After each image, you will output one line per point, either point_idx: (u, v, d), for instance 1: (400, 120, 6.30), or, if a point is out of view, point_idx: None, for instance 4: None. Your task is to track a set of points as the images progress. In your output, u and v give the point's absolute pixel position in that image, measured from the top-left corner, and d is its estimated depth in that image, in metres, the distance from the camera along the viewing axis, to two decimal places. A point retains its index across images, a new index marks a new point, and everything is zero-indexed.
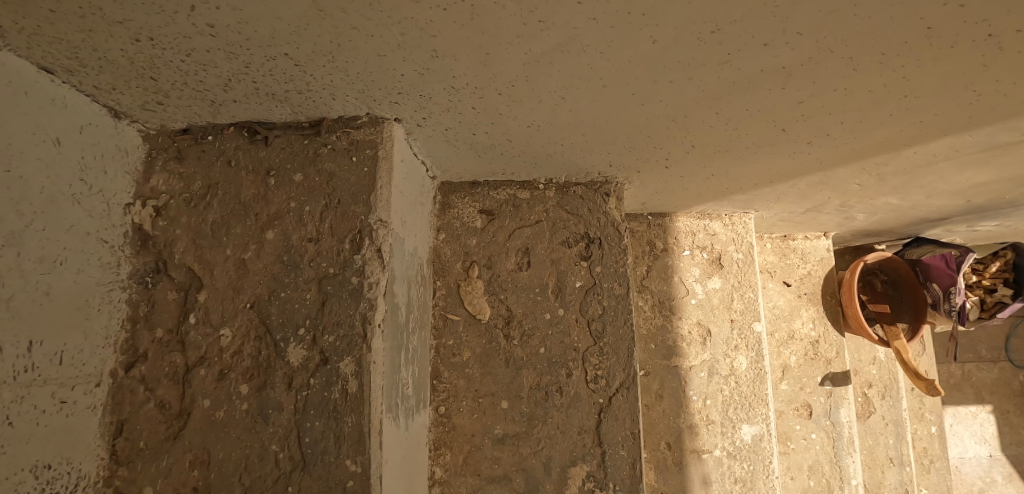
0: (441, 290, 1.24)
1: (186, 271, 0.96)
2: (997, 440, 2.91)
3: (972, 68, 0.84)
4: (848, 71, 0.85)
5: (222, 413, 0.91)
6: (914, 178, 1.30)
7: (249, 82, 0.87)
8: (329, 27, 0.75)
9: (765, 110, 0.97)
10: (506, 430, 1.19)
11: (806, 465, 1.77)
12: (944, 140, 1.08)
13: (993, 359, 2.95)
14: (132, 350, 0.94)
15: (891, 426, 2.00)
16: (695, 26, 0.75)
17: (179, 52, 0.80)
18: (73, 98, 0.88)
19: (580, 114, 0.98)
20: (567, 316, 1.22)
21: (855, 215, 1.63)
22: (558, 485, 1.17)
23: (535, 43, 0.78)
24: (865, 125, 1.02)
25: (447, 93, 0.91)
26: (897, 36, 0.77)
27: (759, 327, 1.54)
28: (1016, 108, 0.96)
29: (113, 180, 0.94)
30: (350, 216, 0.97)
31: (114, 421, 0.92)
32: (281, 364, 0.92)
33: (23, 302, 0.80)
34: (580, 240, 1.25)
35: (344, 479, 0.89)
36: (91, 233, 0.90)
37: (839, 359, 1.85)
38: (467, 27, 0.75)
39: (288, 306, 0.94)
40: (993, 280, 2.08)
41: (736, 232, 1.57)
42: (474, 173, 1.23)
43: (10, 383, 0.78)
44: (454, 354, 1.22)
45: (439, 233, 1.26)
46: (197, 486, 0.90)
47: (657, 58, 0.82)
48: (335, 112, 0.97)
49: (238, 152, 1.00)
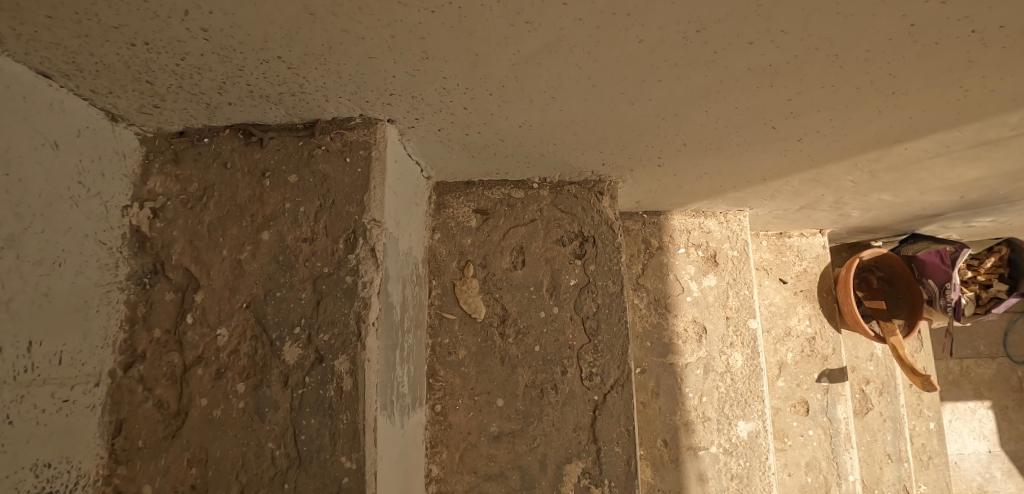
0: (436, 289, 1.25)
1: (183, 272, 0.97)
2: (995, 436, 2.90)
3: (957, 64, 0.85)
4: (834, 68, 0.86)
5: (219, 411, 0.93)
6: (906, 175, 1.30)
7: (243, 85, 0.89)
8: (319, 30, 0.76)
9: (754, 108, 0.98)
10: (501, 428, 1.20)
11: (804, 461, 1.77)
12: (934, 136, 1.09)
13: (991, 354, 2.95)
14: (130, 350, 0.96)
15: (888, 422, 2.00)
16: (680, 26, 0.76)
17: (174, 56, 0.81)
18: (71, 102, 0.89)
19: (570, 114, 0.99)
20: (562, 315, 1.23)
21: (850, 212, 1.64)
22: (553, 482, 1.18)
23: (523, 44, 0.79)
24: (854, 122, 1.03)
25: (438, 94, 0.92)
26: (881, 34, 0.78)
27: (754, 324, 1.55)
28: (1003, 104, 0.96)
29: (111, 182, 0.96)
30: (345, 216, 0.98)
31: (113, 420, 0.93)
32: (277, 363, 0.94)
33: (22, 303, 0.81)
34: (575, 239, 1.26)
35: (339, 476, 0.90)
36: (90, 235, 0.91)
37: (836, 356, 1.86)
38: (456, 29, 0.76)
39: (284, 305, 0.95)
40: (988, 276, 2.08)
41: (731, 229, 1.59)
42: (468, 172, 1.24)
43: (10, 383, 0.79)
44: (450, 353, 1.23)
45: (434, 232, 1.27)
46: (195, 483, 0.91)
47: (644, 58, 0.83)
48: (329, 113, 0.98)
49: (233, 155, 1.01)
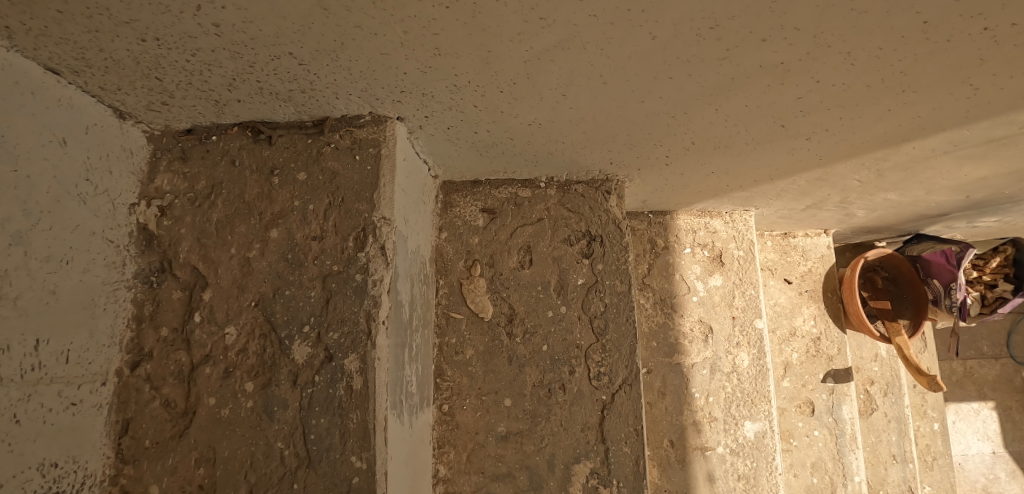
0: (443, 288, 1.25)
1: (191, 270, 0.97)
2: (1000, 437, 2.91)
3: (969, 61, 0.85)
4: (845, 65, 0.86)
5: (228, 410, 0.92)
6: (913, 174, 1.30)
7: (253, 81, 0.88)
8: (332, 25, 0.75)
9: (765, 106, 0.98)
10: (509, 428, 1.19)
11: (809, 462, 1.77)
12: (942, 135, 1.09)
13: (994, 355, 2.96)
14: (137, 349, 0.95)
15: (893, 423, 2.00)
16: (694, 22, 0.76)
17: (184, 52, 0.81)
18: (79, 99, 0.88)
19: (580, 111, 0.98)
20: (570, 314, 1.23)
21: (856, 212, 1.64)
22: (562, 483, 1.17)
23: (536, 41, 0.79)
24: (864, 120, 1.03)
25: (449, 91, 0.92)
26: (893, 31, 0.78)
27: (761, 324, 1.54)
28: (1013, 102, 0.96)
29: (118, 180, 0.95)
30: (354, 214, 0.97)
31: (120, 419, 0.92)
32: (286, 362, 0.93)
33: (30, 301, 0.80)
34: (582, 238, 1.26)
35: (348, 476, 0.89)
36: (97, 232, 0.91)
37: (841, 356, 1.86)
38: (469, 25, 0.76)
39: (292, 303, 0.95)
40: (993, 276, 2.10)
41: (737, 229, 1.58)
42: (476, 172, 1.24)
43: (16, 382, 0.78)
44: (457, 353, 1.23)
45: (441, 232, 1.27)
46: (203, 484, 0.90)
47: (656, 55, 0.83)
48: (338, 111, 0.98)
49: (241, 152, 1.01)
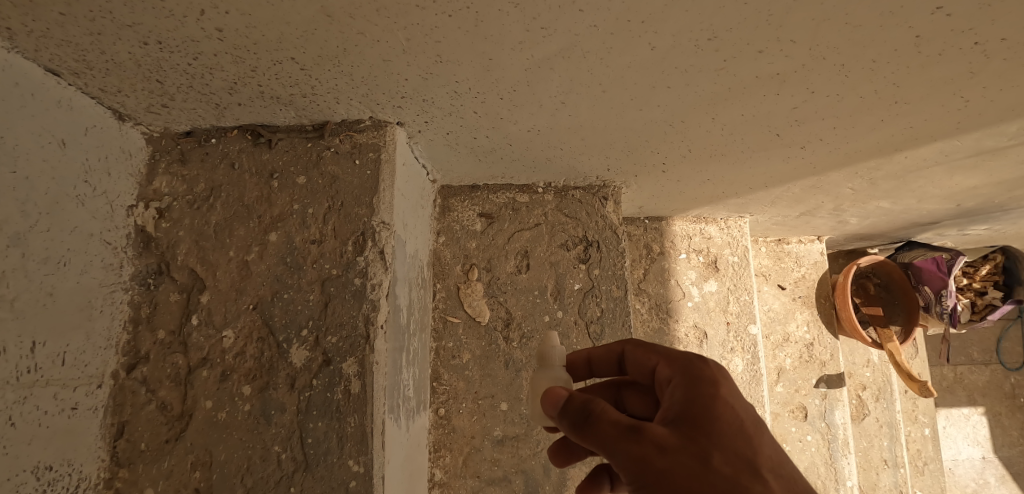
0: (441, 292, 1.25)
1: (189, 273, 0.97)
2: (990, 442, 2.94)
3: (959, 75, 0.86)
4: (840, 77, 0.87)
5: (225, 413, 0.92)
6: (905, 183, 1.32)
7: (254, 86, 0.88)
8: (335, 31, 0.76)
9: (761, 116, 0.99)
10: (506, 432, 1.20)
11: (803, 466, 1.77)
12: (933, 145, 1.11)
13: (985, 361, 3.00)
14: (134, 351, 0.94)
15: (885, 428, 2.02)
16: (693, 34, 0.77)
17: (186, 55, 0.81)
18: (79, 100, 0.88)
19: (579, 118, 0.99)
20: (566, 318, 1.23)
21: (848, 219, 1.66)
22: (557, 486, 1.18)
23: (537, 49, 0.80)
24: (857, 130, 1.04)
25: (450, 97, 0.92)
26: (888, 44, 0.79)
27: (754, 329, 1.57)
28: (1003, 114, 0.98)
29: (117, 181, 0.95)
30: (354, 218, 0.98)
31: (115, 422, 0.92)
32: (284, 365, 0.93)
33: (27, 303, 0.80)
34: (579, 243, 1.27)
35: (346, 480, 0.89)
36: (95, 234, 0.91)
37: (833, 361, 1.88)
38: (472, 33, 0.76)
39: (291, 307, 0.95)
40: (984, 282, 2.13)
41: (731, 235, 1.60)
42: (474, 176, 1.25)
43: (13, 384, 0.78)
44: (454, 356, 1.23)
45: (438, 236, 1.27)
46: (198, 487, 0.89)
47: (654, 65, 0.84)
48: (338, 115, 0.98)
49: (241, 155, 1.01)
